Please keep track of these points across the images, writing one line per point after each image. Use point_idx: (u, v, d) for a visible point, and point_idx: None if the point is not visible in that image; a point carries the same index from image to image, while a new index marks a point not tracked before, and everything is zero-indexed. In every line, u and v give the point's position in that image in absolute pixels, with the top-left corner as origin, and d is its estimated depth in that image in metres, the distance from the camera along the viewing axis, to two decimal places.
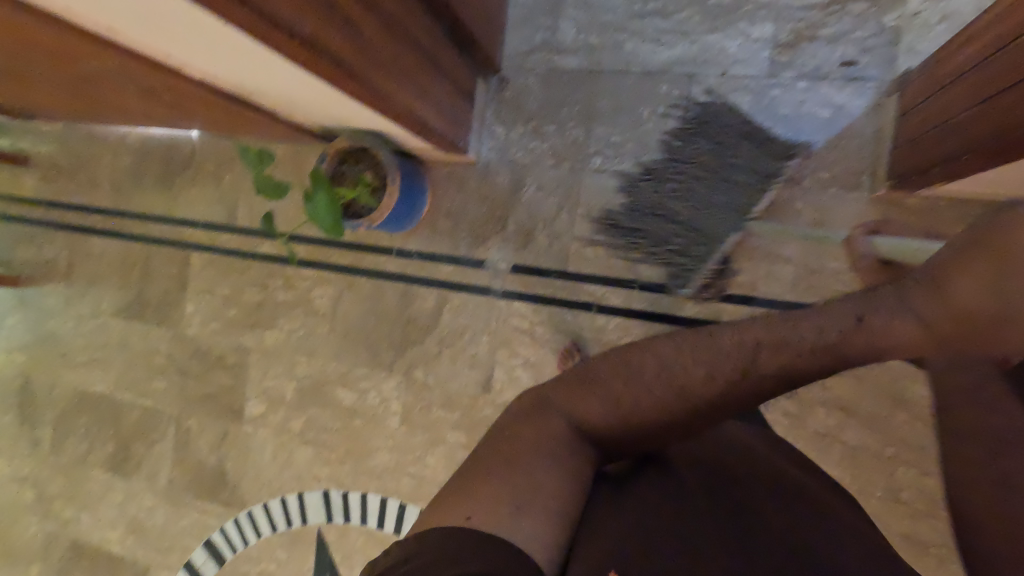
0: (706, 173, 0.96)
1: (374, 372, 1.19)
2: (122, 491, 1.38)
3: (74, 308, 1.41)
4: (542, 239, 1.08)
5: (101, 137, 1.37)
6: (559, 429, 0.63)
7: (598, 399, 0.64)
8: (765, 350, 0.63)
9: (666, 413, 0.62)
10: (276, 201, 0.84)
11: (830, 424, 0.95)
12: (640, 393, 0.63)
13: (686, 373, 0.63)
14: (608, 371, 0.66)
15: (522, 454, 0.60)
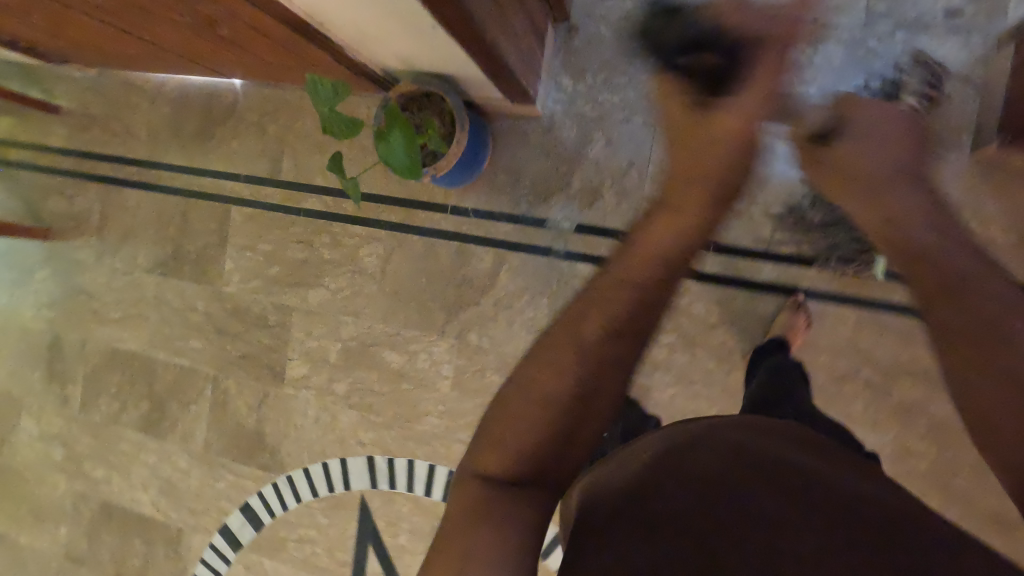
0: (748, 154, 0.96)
1: (425, 334, 1.14)
2: (156, 452, 1.34)
3: (106, 263, 1.36)
4: (610, 197, 1.03)
5: (137, 84, 1.32)
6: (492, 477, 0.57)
7: (515, 423, 0.59)
8: (601, 316, 0.62)
9: (547, 423, 0.58)
10: (347, 139, 0.78)
11: (915, 396, 0.91)
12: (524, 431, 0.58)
13: (583, 359, 0.60)
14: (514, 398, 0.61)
15: (463, 534, 0.55)
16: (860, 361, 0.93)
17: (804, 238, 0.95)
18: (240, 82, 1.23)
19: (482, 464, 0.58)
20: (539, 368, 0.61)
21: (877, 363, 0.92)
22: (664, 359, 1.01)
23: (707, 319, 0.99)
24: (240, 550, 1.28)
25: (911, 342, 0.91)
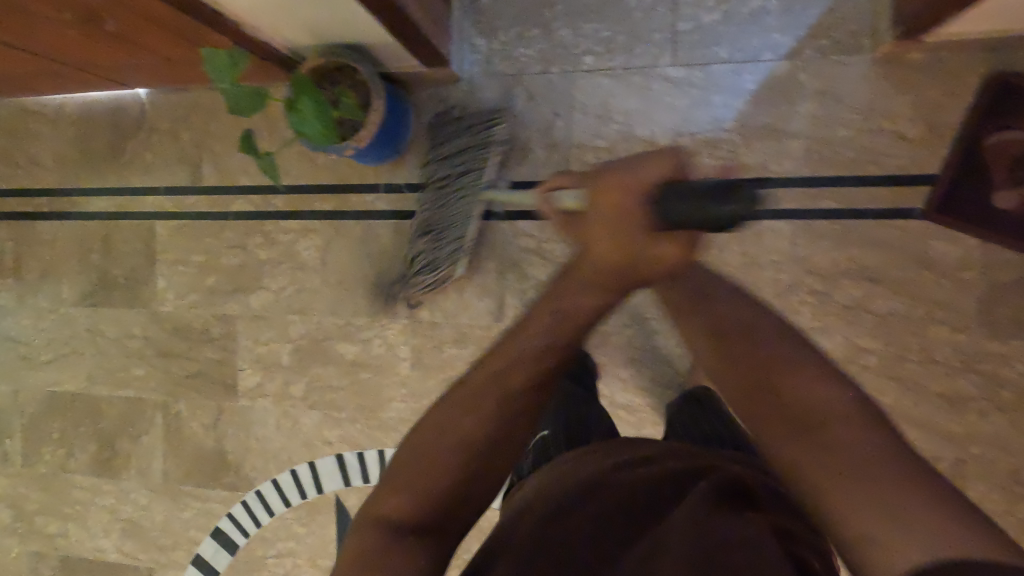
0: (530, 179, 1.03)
1: (378, 318, 1.11)
2: (112, 493, 1.26)
3: (29, 303, 1.28)
4: (540, 150, 1.03)
5: (35, 109, 1.24)
6: (414, 507, 0.59)
7: (441, 464, 0.60)
8: (467, 404, 0.62)
9: (460, 460, 0.61)
10: (253, 114, 0.76)
11: (857, 296, 0.93)
12: (438, 454, 0.60)
13: (459, 424, 0.62)
14: (433, 426, 0.63)
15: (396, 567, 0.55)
16: (802, 271, 0.95)
17: (732, 160, 0.96)
18: (146, 91, 1.18)
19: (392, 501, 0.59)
20: (455, 409, 0.63)
21: (818, 269, 0.94)
22: None
23: None
24: None
25: (846, 244, 0.93)
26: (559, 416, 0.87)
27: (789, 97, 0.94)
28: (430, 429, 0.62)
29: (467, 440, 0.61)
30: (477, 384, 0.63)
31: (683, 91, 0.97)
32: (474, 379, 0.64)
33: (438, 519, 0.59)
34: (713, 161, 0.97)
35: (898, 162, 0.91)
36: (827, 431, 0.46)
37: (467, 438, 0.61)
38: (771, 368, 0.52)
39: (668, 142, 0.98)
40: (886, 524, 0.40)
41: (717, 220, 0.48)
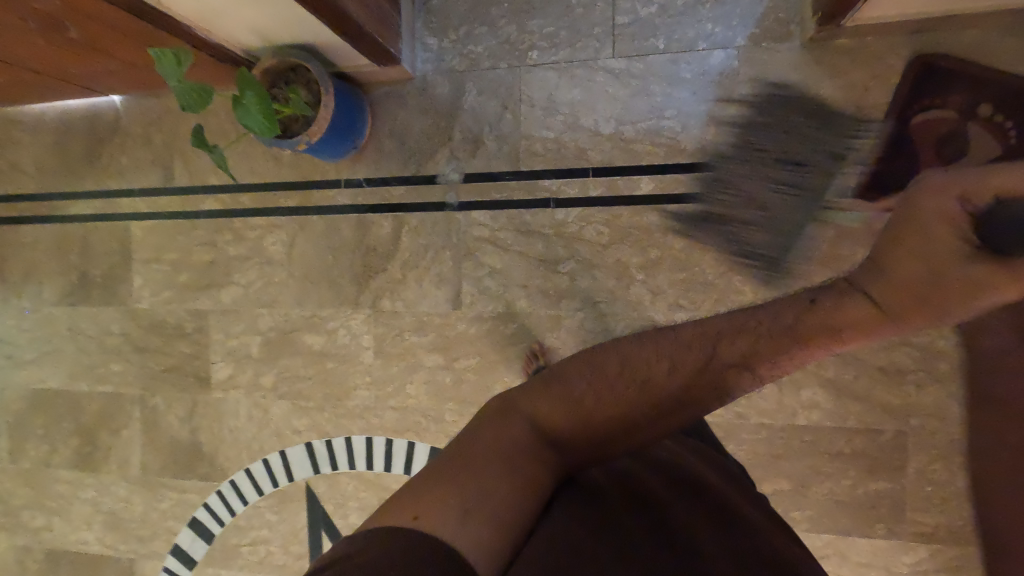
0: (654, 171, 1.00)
1: (342, 309, 1.15)
2: (94, 486, 1.31)
3: (14, 304, 1.33)
4: (491, 142, 1.07)
5: (17, 119, 1.30)
6: (530, 438, 0.53)
7: (568, 397, 0.55)
8: (761, 337, 0.55)
9: (630, 417, 0.55)
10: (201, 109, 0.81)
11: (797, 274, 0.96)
12: (623, 393, 0.55)
13: (651, 367, 0.56)
14: (575, 372, 0.57)
15: (483, 458, 0.50)
16: (743, 252, 0.98)
17: (673, 146, 1.00)
18: (120, 98, 1.23)
19: (537, 409, 0.55)
20: (631, 350, 0.58)
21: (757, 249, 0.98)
22: (567, 287, 1.05)
23: (600, 240, 1.03)
24: (194, 567, 1.25)
25: None
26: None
27: (724, 84, 0.97)
28: (575, 372, 0.57)
29: (646, 389, 0.55)
30: (624, 345, 0.58)
31: (624, 82, 1.01)
32: (625, 345, 0.58)
33: (545, 445, 0.54)
34: (654, 148, 1.00)
35: (828, 143, 0.95)
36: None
37: (637, 376, 0.56)
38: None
39: (612, 131, 1.02)
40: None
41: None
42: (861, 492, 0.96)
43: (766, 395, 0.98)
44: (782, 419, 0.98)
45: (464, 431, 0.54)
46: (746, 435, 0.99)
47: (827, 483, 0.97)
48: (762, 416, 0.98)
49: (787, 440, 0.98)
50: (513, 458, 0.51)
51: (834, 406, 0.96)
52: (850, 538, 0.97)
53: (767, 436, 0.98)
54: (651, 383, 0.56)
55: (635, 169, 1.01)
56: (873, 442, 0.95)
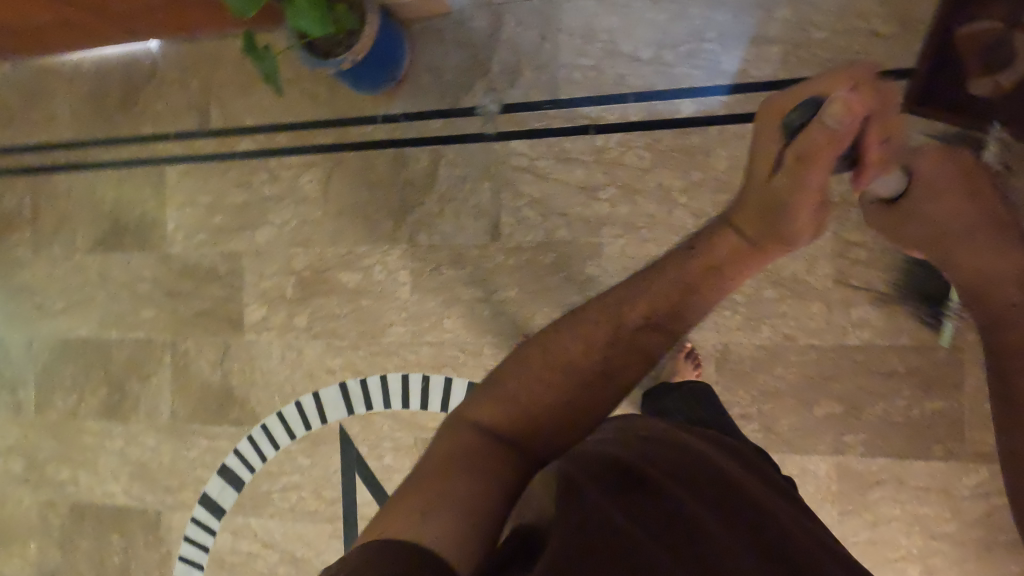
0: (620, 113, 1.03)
1: (378, 245, 1.14)
2: (121, 436, 1.29)
3: (45, 254, 1.33)
4: (530, 72, 1.07)
5: (53, 68, 1.32)
6: (475, 441, 0.59)
7: (520, 394, 0.63)
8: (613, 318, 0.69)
9: (569, 398, 0.64)
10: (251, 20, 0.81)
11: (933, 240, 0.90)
12: (548, 393, 0.64)
13: (572, 354, 0.66)
14: (516, 383, 0.64)
15: (433, 479, 0.55)
16: None
17: (713, 69, 1.00)
18: (157, 44, 1.25)
19: (484, 413, 0.62)
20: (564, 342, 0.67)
21: None
22: (609, 214, 1.04)
23: (641, 165, 1.03)
24: (224, 517, 1.23)
25: None
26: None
27: (765, 5, 0.97)
28: (520, 377, 0.64)
29: (572, 375, 0.65)
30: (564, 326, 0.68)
31: (662, 7, 1.01)
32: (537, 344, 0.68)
33: (487, 466, 0.57)
34: (693, 70, 1.01)
35: (872, 58, 0.94)
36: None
37: (574, 371, 0.65)
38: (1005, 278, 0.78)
39: (650, 56, 1.02)
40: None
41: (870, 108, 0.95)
42: (916, 412, 0.93)
43: (814, 315, 0.96)
44: (832, 339, 0.96)
45: (431, 452, 0.59)
46: (794, 357, 0.97)
47: (879, 404, 0.94)
48: (811, 337, 0.97)
49: (839, 361, 0.96)
50: (474, 462, 0.57)
51: (887, 324, 0.94)
52: (906, 461, 0.94)
53: (816, 357, 0.97)
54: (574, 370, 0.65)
55: (676, 94, 1.01)
56: (928, 358, 0.93)
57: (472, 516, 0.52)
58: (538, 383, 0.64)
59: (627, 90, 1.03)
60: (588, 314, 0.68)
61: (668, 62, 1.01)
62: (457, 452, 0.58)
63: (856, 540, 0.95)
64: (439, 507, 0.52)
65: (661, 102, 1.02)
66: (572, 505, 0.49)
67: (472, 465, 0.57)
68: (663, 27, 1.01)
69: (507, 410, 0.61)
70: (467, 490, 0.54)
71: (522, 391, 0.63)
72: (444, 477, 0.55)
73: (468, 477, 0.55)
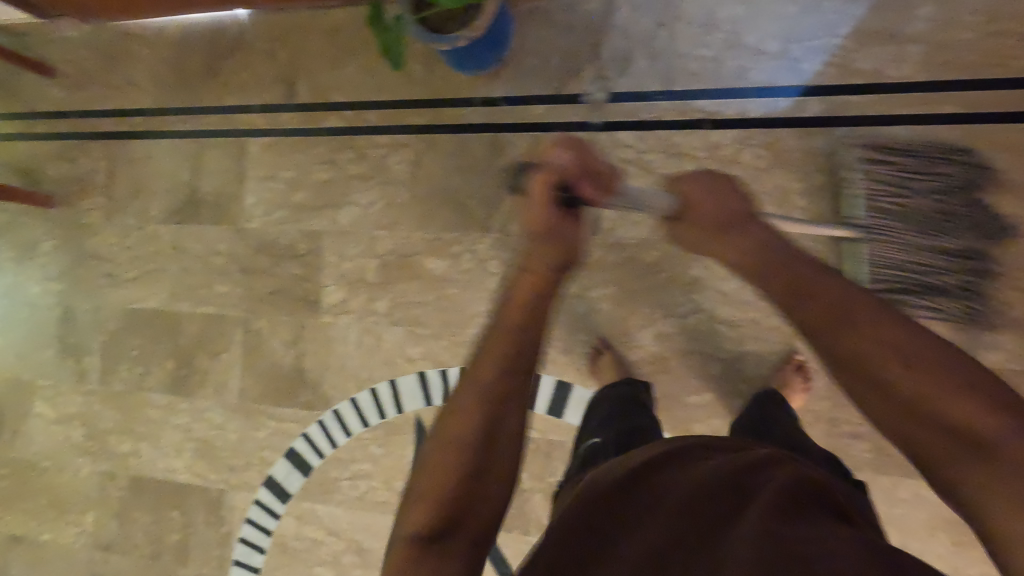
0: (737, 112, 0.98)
1: (468, 232, 1.10)
2: (186, 411, 1.26)
3: (117, 222, 1.30)
4: (643, 60, 1.02)
5: (136, 32, 1.28)
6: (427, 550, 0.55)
7: (442, 480, 0.59)
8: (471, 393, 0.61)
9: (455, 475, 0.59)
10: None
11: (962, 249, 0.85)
12: (455, 472, 0.59)
13: (465, 425, 0.61)
14: (436, 462, 0.60)
15: None
16: None
17: (844, 68, 0.94)
18: (246, 12, 1.21)
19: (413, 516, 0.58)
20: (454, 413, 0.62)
21: None
22: None
23: (758, 165, 0.98)
24: (289, 501, 1.20)
25: (968, 150, 0.90)
26: (604, 424, 0.88)
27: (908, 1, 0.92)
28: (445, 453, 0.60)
29: (463, 441, 0.60)
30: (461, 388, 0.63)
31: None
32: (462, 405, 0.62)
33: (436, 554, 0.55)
34: (822, 68, 0.95)
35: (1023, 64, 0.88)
36: (912, 392, 0.47)
37: (460, 442, 0.60)
38: (807, 280, 0.57)
39: (776, 50, 0.97)
40: (1002, 490, 0.41)
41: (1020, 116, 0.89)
42: None
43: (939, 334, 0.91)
44: None
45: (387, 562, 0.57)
46: None
47: None
48: None
49: None
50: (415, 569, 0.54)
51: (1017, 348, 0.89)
52: None
53: None
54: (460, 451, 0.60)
55: (802, 92, 0.96)
56: None
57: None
58: (436, 470, 0.59)
59: (747, 84, 0.98)
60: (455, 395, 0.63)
61: (795, 58, 0.96)
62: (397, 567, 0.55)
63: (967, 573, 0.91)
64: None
65: (785, 99, 0.96)
66: (571, 520, 0.53)
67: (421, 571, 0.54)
68: (793, 20, 0.96)
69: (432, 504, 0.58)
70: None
71: (448, 465, 0.59)
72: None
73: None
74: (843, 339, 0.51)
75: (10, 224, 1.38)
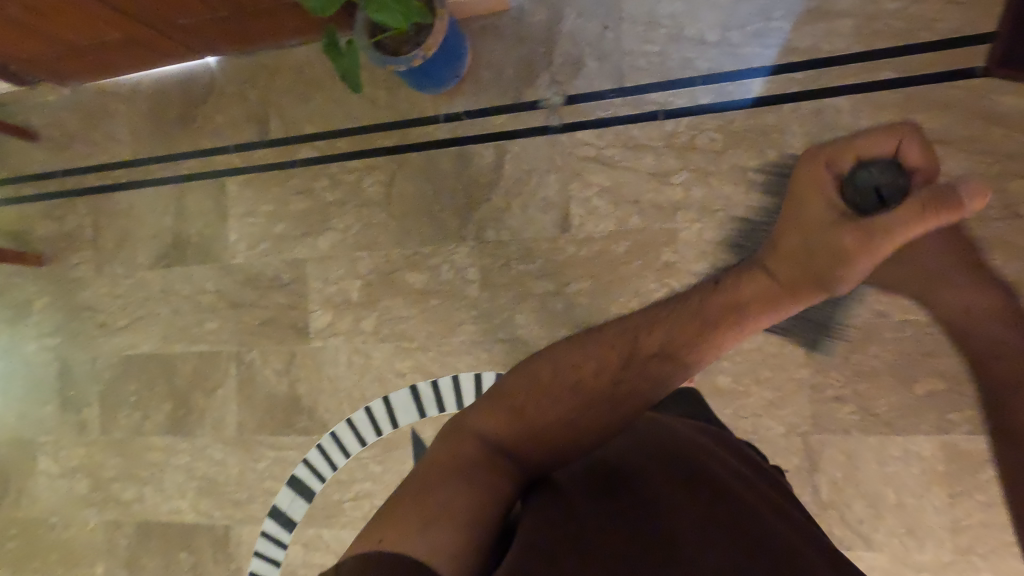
0: (689, 104, 1.02)
1: (444, 244, 1.13)
2: (187, 451, 1.27)
3: (107, 272, 1.34)
4: (592, 61, 1.07)
5: (111, 90, 1.34)
6: (483, 448, 0.61)
7: (536, 411, 0.64)
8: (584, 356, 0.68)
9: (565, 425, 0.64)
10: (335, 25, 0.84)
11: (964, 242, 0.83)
12: (548, 410, 0.64)
13: (574, 378, 0.66)
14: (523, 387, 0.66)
15: (434, 485, 0.57)
16: None
17: (782, 47, 0.99)
18: (215, 59, 1.27)
19: (490, 425, 0.63)
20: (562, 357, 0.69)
21: None
22: (682, 198, 1.02)
23: (714, 147, 1.01)
24: (294, 529, 1.20)
25: (910, 111, 0.94)
26: None
27: None
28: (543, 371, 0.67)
29: (568, 396, 0.65)
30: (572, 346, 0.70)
31: None
32: (571, 353, 0.69)
33: (500, 456, 0.61)
34: (763, 50, 1.00)
35: (950, 25, 0.93)
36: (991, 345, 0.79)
37: (564, 380, 0.66)
38: (937, 279, 0.83)
39: (717, 39, 1.01)
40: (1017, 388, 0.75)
41: (955, 72, 0.93)
42: None
43: None
44: None
45: (444, 442, 0.63)
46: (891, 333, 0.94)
47: None
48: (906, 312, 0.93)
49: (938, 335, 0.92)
50: (471, 468, 0.59)
51: None
52: None
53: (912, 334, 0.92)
54: (583, 387, 0.66)
55: (746, 74, 1.00)
56: None
57: (478, 519, 0.55)
58: (539, 401, 0.65)
59: (694, 73, 1.02)
60: (586, 343, 0.69)
61: (735, 43, 1.01)
62: (465, 458, 0.60)
63: (969, 523, 0.91)
64: (448, 520, 0.54)
65: (732, 83, 1.01)
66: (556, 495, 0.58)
67: (472, 475, 0.58)
68: (729, 9, 1.01)
69: (509, 422, 0.63)
70: (462, 500, 0.56)
71: (538, 406, 0.64)
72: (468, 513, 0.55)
73: (471, 495, 0.56)
74: (968, 318, 0.83)
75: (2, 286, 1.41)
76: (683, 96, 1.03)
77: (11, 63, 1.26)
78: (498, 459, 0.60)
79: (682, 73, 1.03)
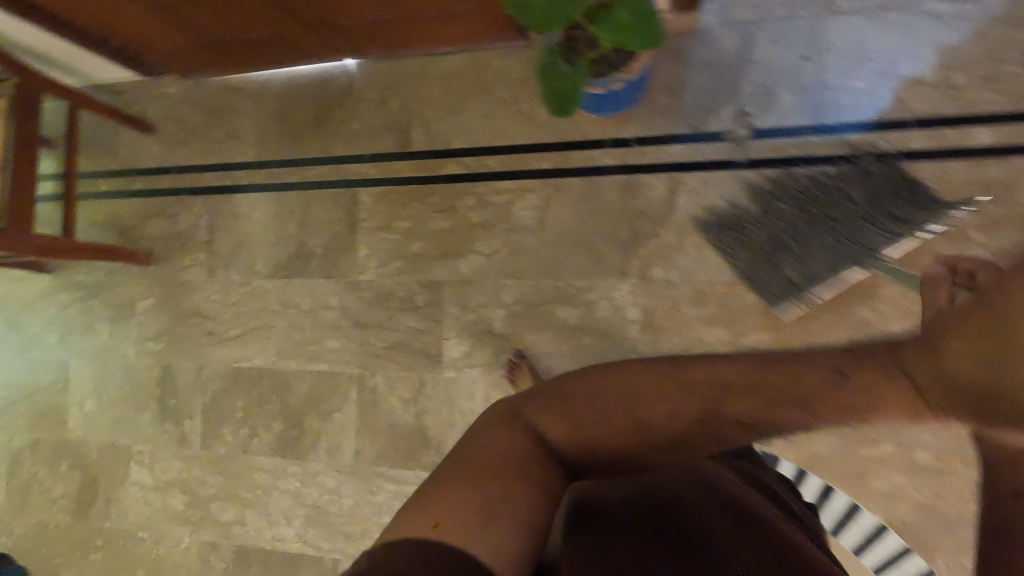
0: (901, 147, 0.94)
1: (603, 278, 1.05)
2: (296, 475, 1.20)
3: (220, 278, 1.27)
4: (787, 95, 0.99)
5: (237, 86, 1.27)
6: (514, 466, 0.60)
7: (519, 443, 0.63)
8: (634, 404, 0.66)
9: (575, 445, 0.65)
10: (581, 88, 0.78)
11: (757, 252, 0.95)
12: (568, 425, 0.65)
13: (593, 415, 0.66)
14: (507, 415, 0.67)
15: (460, 487, 0.58)
16: None
17: (1015, 93, 0.90)
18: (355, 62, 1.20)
19: (497, 437, 0.63)
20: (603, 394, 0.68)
21: None
22: None
23: None
24: None
25: None
26: None
27: None
28: (566, 394, 0.68)
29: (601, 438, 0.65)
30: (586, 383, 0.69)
31: (952, 26, 0.92)
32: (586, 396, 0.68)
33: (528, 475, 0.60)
34: (990, 95, 0.91)
35: None
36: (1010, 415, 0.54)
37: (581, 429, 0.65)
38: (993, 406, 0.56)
39: (937, 79, 0.93)
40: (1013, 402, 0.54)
41: None
42: None
43: None
44: None
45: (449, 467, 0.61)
46: None
47: None
48: None
49: None
50: (504, 469, 0.59)
51: None
52: None
53: None
54: (592, 417, 0.66)
55: (972, 120, 0.92)
56: None
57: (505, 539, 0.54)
58: (563, 422, 0.65)
59: (909, 114, 0.94)
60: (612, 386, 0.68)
61: (959, 84, 0.92)
62: (500, 457, 0.61)
63: None
64: (467, 514, 0.55)
65: (953, 127, 0.92)
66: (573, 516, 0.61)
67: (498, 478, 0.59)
68: (953, 48, 0.92)
69: (516, 442, 0.62)
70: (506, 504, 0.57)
71: (526, 435, 0.64)
72: (488, 479, 0.58)
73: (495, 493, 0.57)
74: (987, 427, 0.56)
75: (104, 284, 1.35)
76: (895, 139, 0.94)
77: (142, 51, 1.19)
78: (518, 472, 0.59)
79: (894, 113, 0.94)
